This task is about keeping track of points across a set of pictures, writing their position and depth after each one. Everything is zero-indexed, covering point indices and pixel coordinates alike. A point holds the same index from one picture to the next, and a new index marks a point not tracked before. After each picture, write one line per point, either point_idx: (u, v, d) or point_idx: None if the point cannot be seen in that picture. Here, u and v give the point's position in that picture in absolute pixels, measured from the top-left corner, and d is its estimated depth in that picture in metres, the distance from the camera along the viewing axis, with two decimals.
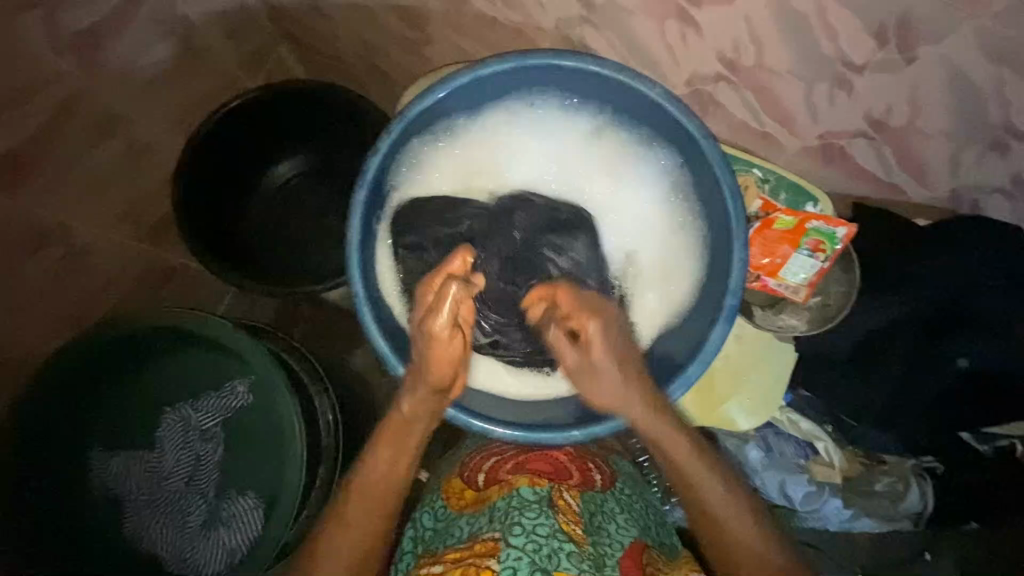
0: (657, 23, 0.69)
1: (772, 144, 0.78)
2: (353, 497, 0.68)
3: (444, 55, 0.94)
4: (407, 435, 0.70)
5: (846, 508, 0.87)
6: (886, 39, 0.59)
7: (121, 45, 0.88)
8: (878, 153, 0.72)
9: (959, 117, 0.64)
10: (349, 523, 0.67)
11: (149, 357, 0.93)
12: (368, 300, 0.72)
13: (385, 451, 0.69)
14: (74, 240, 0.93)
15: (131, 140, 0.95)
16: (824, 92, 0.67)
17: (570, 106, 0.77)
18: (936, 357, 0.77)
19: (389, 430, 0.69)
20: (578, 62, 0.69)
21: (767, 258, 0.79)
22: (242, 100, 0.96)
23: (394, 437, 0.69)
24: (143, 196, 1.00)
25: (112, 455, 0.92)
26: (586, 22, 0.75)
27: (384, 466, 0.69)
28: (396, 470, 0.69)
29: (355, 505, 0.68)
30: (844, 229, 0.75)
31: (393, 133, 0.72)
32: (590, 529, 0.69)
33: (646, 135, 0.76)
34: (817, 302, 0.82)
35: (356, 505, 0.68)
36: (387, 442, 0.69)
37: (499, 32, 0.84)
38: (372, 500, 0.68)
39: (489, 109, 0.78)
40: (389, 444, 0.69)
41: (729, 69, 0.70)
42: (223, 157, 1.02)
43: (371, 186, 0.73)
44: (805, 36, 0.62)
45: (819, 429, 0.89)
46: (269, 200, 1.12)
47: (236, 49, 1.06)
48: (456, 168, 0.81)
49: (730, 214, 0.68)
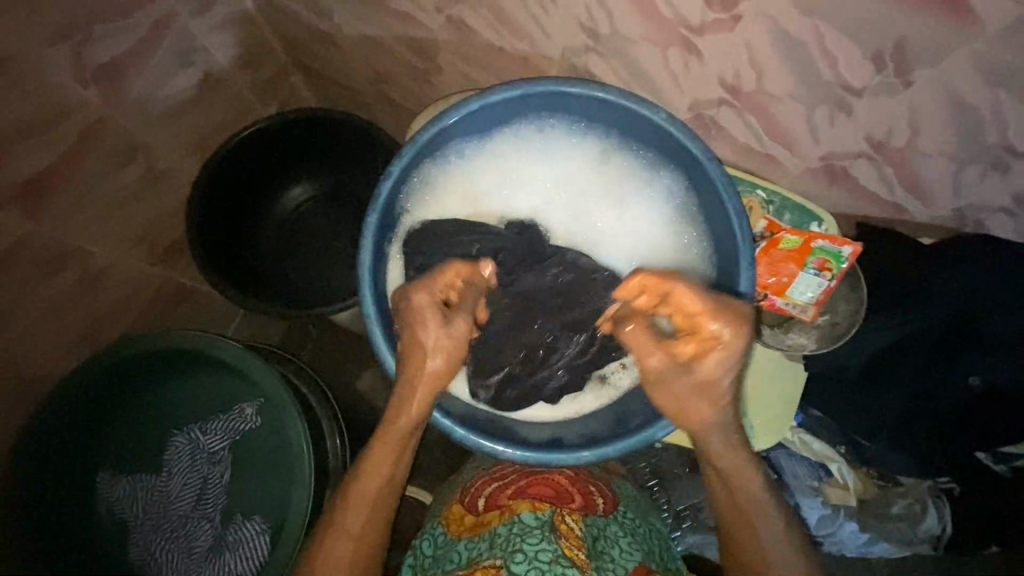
0: (659, 51, 0.71)
1: (775, 165, 0.79)
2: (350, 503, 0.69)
3: (452, 82, 0.97)
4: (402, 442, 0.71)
5: (863, 532, 0.87)
6: (884, 64, 0.60)
7: (143, 77, 0.91)
8: (880, 173, 0.73)
9: (959, 138, 0.65)
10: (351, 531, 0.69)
11: (159, 380, 0.94)
12: (379, 320, 0.73)
13: (383, 455, 0.70)
14: (89, 264, 0.94)
15: (149, 166, 0.98)
16: (825, 115, 0.69)
17: (576, 131, 0.79)
18: (947, 377, 0.77)
19: (389, 433, 0.71)
20: (583, 88, 0.71)
21: (773, 277, 0.80)
22: (257, 128, 0.99)
23: (394, 441, 0.71)
24: (157, 221, 1.02)
25: (121, 477, 0.92)
26: (590, 50, 0.77)
27: (381, 473, 0.70)
28: (393, 475, 0.71)
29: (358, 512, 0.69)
30: (850, 248, 0.75)
31: (404, 158, 0.74)
32: (593, 554, 0.67)
33: (651, 158, 0.77)
34: (826, 320, 0.81)
35: (355, 513, 0.69)
36: (387, 443, 0.71)
37: (506, 60, 0.86)
38: (369, 505, 0.69)
39: (497, 134, 0.80)
40: (388, 450, 0.70)
41: (731, 93, 0.72)
42: (237, 183, 1.04)
43: (382, 209, 0.74)
44: (805, 62, 0.63)
45: (832, 450, 0.88)
46: (281, 224, 1.14)
47: (251, 78, 1.09)
48: (466, 191, 0.83)
49: (737, 234, 0.69)
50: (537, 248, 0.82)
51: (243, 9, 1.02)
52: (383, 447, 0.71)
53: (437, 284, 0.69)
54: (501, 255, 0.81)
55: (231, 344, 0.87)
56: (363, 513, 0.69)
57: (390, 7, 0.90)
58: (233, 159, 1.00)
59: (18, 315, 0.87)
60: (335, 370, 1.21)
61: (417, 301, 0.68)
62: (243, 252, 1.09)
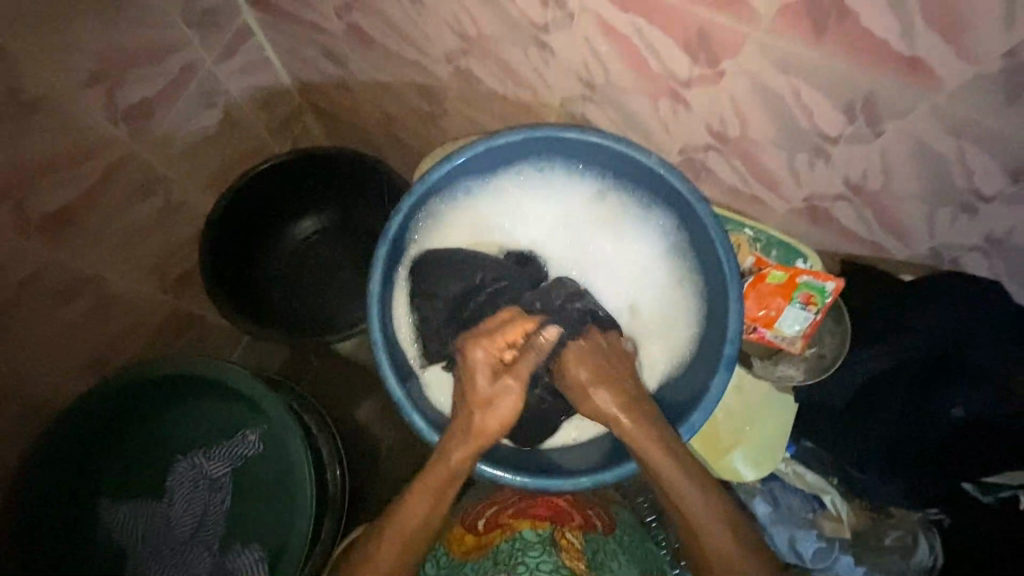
0: (651, 101, 0.77)
1: (761, 206, 0.85)
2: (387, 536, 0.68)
3: (457, 125, 1.03)
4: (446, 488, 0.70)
5: (858, 566, 0.86)
6: (856, 116, 0.66)
7: (167, 116, 0.97)
8: (859, 214, 0.78)
9: (928, 183, 0.70)
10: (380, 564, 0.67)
11: (165, 406, 0.95)
12: (385, 347, 0.76)
13: (424, 497, 0.69)
14: (106, 290, 0.97)
15: (168, 199, 1.02)
16: (805, 160, 0.74)
17: (575, 172, 0.85)
18: (930, 407, 0.79)
19: (432, 475, 0.69)
20: (581, 134, 0.76)
21: (763, 310, 0.85)
22: (272, 164, 1.05)
23: (435, 484, 0.69)
24: (172, 251, 1.06)
25: (119, 504, 0.92)
26: (587, 99, 0.83)
27: (420, 515, 0.68)
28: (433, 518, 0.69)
29: (389, 547, 0.68)
30: (833, 283, 0.78)
31: (413, 195, 0.79)
32: (592, 565, 0.71)
33: (645, 198, 0.82)
34: (813, 352, 0.87)
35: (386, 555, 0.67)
36: (427, 488, 0.69)
37: (509, 106, 0.92)
38: (403, 543, 0.68)
39: (501, 174, 0.85)
40: (428, 489, 0.69)
41: (717, 140, 0.77)
42: (250, 215, 1.09)
43: (391, 243, 0.79)
44: (784, 113, 0.69)
45: (825, 481, 0.91)
46: (290, 255, 1.18)
47: (267, 118, 1.16)
48: (470, 226, 0.88)
49: (725, 269, 0.73)
50: (535, 286, 0.86)
51: (262, 56, 1.09)
52: (426, 489, 0.69)
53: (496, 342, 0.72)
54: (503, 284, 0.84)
55: (241, 370, 0.90)
56: (397, 549, 0.67)
57: (401, 56, 0.97)
58: (248, 193, 1.06)
59: (35, 339, 0.90)
60: (337, 398, 1.22)
61: (473, 358, 0.71)
62: (253, 282, 1.13)
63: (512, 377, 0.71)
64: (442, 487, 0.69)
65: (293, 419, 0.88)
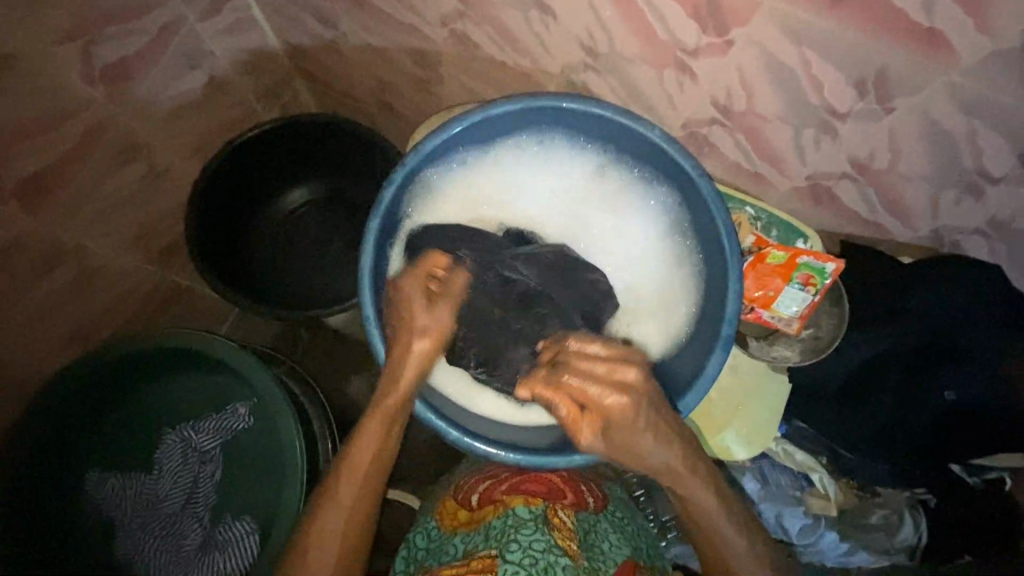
0: (656, 71, 0.74)
1: (763, 183, 0.83)
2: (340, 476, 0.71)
3: (453, 93, 0.99)
4: (392, 420, 0.72)
5: (843, 541, 0.89)
6: (866, 91, 0.64)
7: (149, 77, 0.93)
8: (862, 193, 0.77)
9: (936, 162, 0.68)
10: (342, 503, 0.70)
11: (152, 379, 0.94)
12: (378, 321, 0.75)
13: (370, 432, 0.72)
14: (89, 259, 0.94)
15: (151, 165, 0.99)
16: (811, 136, 0.72)
17: (575, 145, 0.82)
18: (924, 391, 0.79)
19: (375, 410, 0.72)
20: (581, 104, 0.74)
21: (760, 291, 0.83)
22: (260, 131, 1.01)
23: (379, 419, 0.71)
24: (156, 219, 1.03)
25: (108, 475, 0.92)
26: (589, 68, 0.80)
27: (371, 450, 0.71)
28: (383, 452, 0.72)
29: (347, 487, 0.71)
30: (833, 264, 0.77)
31: (407, 165, 0.76)
32: (584, 545, 0.70)
33: (646, 173, 0.80)
34: (810, 334, 0.84)
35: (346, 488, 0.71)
36: (372, 427, 0.72)
37: (508, 74, 0.89)
38: (359, 482, 0.71)
39: (499, 145, 0.82)
40: (376, 421, 0.72)
41: (723, 113, 0.75)
42: (238, 184, 1.06)
43: (384, 214, 0.76)
44: (793, 87, 0.67)
45: (814, 460, 0.91)
46: (280, 226, 1.15)
47: (255, 83, 1.11)
48: (466, 199, 0.85)
49: (725, 248, 0.72)
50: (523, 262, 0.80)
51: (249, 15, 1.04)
52: (375, 418, 0.72)
53: (421, 270, 0.74)
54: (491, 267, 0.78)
55: (230, 344, 0.88)
56: (353, 487, 0.71)
57: (395, 19, 0.92)
58: (234, 161, 1.02)
59: (17, 307, 0.87)
60: (328, 371, 1.21)
61: (404, 290, 0.72)
62: (240, 254, 1.10)
63: (443, 300, 0.73)
64: (388, 423, 0.72)
65: (284, 393, 0.87)
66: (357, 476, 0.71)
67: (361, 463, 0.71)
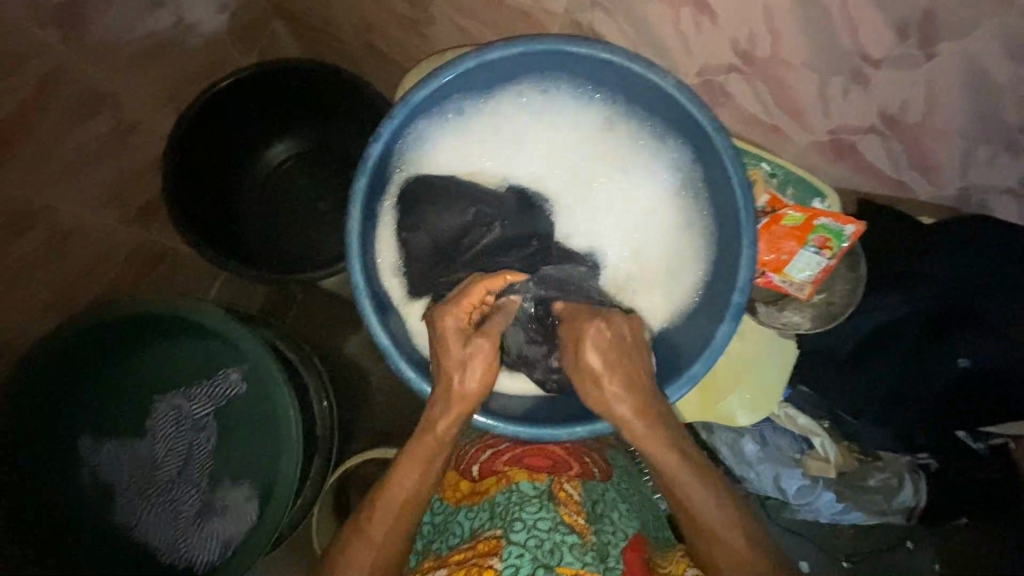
0: (670, 10, 0.67)
1: (782, 138, 0.77)
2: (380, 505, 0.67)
3: (445, 36, 0.91)
4: (434, 455, 0.68)
5: (839, 502, 0.89)
6: (908, 34, 0.58)
7: (111, 19, 0.85)
8: (889, 150, 0.71)
9: (973, 115, 0.63)
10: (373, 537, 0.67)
11: (138, 346, 0.91)
12: (368, 288, 0.71)
13: (409, 470, 0.67)
14: (61, 220, 0.89)
15: (118, 118, 0.92)
16: (838, 86, 0.66)
17: (582, 95, 0.75)
18: (940, 354, 0.76)
19: (419, 447, 0.68)
20: (589, 49, 0.67)
21: (773, 254, 0.78)
22: (236, 78, 0.93)
23: (420, 458, 0.68)
24: (130, 177, 0.97)
25: (103, 441, 0.90)
26: (597, 6, 0.72)
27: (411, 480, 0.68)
28: (423, 486, 0.68)
29: (384, 513, 0.67)
30: (852, 226, 0.73)
31: (396, 118, 0.70)
32: (592, 518, 0.69)
33: (657, 127, 0.74)
34: (822, 299, 0.80)
35: (385, 513, 0.67)
36: (414, 458, 0.68)
37: (505, 14, 0.81)
38: (400, 507, 0.67)
39: (497, 94, 0.75)
40: (418, 458, 0.68)
41: (742, 60, 0.68)
42: (217, 137, 0.99)
43: (372, 173, 0.70)
44: (824, 29, 0.60)
45: (815, 425, 0.89)
46: (265, 183, 1.09)
47: (228, 23, 1.01)
48: (462, 154, 0.79)
49: (741, 209, 0.67)
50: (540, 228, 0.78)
51: None
52: (420, 448, 0.68)
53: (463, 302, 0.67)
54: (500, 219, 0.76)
55: (213, 308, 0.84)
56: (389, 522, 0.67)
57: None
58: (210, 112, 0.95)
59: None
60: (321, 336, 1.16)
61: (443, 325, 0.66)
62: (223, 212, 1.04)
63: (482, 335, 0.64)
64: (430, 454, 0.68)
65: (275, 359, 0.83)
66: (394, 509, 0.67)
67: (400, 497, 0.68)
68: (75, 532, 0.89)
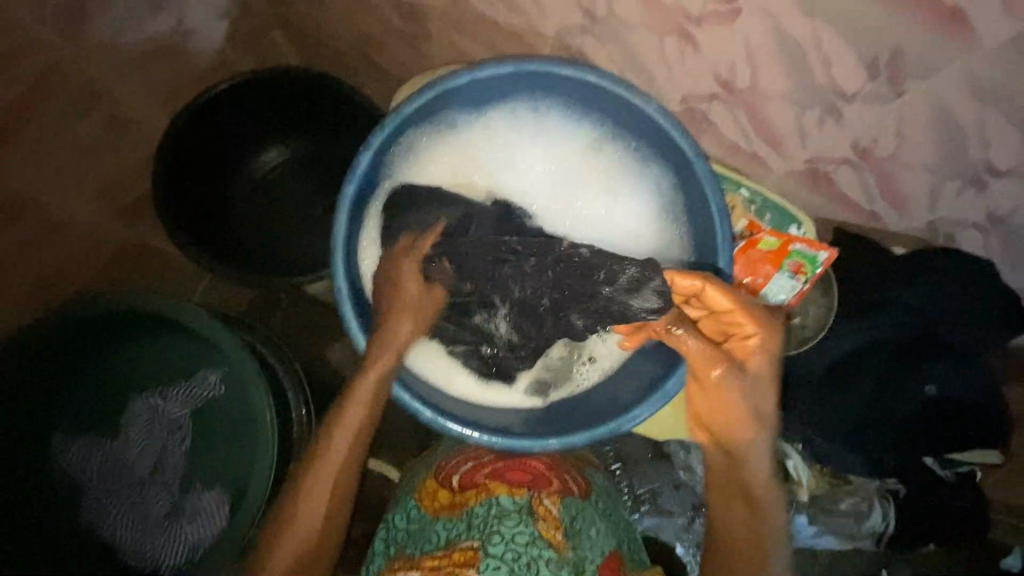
0: (655, 38, 0.70)
1: (761, 165, 0.79)
2: (318, 468, 0.67)
3: (440, 52, 0.93)
4: (372, 408, 0.69)
5: (811, 524, 0.91)
6: (877, 72, 0.60)
7: (110, 21, 0.86)
8: (862, 180, 0.73)
9: (940, 152, 0.65)
10: (321, 500, 0.66)
11: (116, 343, 0.90)
12: (351, 294, 0.71)
13: (347, 426, 0.68)
14: (48, 214, 0.90)
15: (113, 117, 0.93)
16: (814, 118, 0.68)
17: (570, 116, 0.78)
18: (909, 380, 0.78)
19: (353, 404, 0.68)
20: (576, 71, 0.69)
21: (749, 277, 0.79)
22: (232, 83, 0.94)
23: (359, 412, 0.68)
24: (121, 173, 0.97)
25: (73, 441, 0.90)
26: (586, 31, 0.75)
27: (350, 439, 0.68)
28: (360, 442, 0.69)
29: (323, 477, 0.67)
30: (825, 253, 0.75)
31: (387, 129, 0.71)
32: (570, 534, 0.70)
33: (641, 149, 0.77)
34: (797, 322, 0.84)
35: (325, 477, 0.67)
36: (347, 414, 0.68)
37: (499, 34, 0.83)
38: (337, 471, 0.67)
39: (488, 110, 0.78)
40: (353, 414, 0.68)
41: (724, 89, 0.71)
42: (211, 139, 1.00)
43: (361, 181, 0.72)
44: (799, 63, 0.63)
45: (789, 446, 0.89)
46: (256, 187, 1.10)
47: (228, 29, 1.03)
48: (451, 166, 0.81)
49: (718, 232, 0.69)
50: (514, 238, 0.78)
51: None
52: (347, 419, 0.68)
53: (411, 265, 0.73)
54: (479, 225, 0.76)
55: (196, 309, 0.84)
56: (332, 480, 0.67)
57: None
58: (205, 114, 0.96)
59: None
60: (305, 340, 1.16)
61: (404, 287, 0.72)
62: (211, 214, 1.04)
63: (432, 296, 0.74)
64: (366, 411, 0.69)
65: (254, 362, 0.83)
66: (322, 497, 0.66)
67: (341, 454, 0.68)
68: (57, 539, 0.88)
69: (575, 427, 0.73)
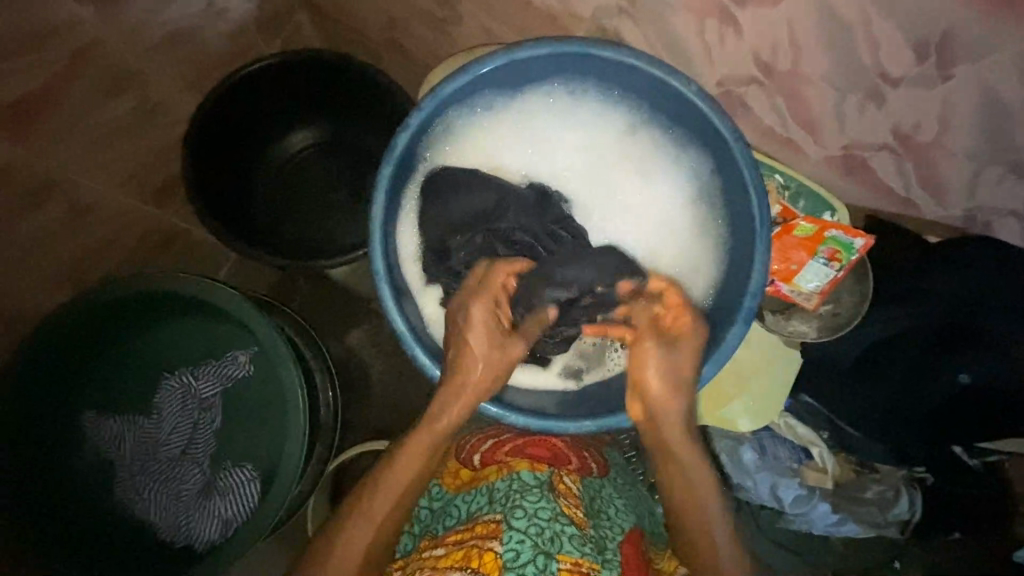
0: (695, 20, 0.69)
1: (795, 151, 0.79)
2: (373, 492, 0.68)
3: (469, 35, 0.93)
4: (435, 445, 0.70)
5: (834, 512, 0.89)
6: (925, 53, 0.59)
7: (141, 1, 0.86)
8: (899, 167, 0.73)
9: (984, 137, 0.64)
10: (373, 518, 0.67)
11: (147, 322, 0.91)
12: (388, 274, 0.72)
13: (410, 458, 0.69)
14: (82, 195, 0.90)
15: (145, 97, 0.93)
16: (855, 102, 0.67)
17: (608, 99, 0.77)
18: (941, 372, 0.78)
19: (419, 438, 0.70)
20: (616, 53, 0.68)
21: (783, 263, 0.81)
22: (261, 65, 0.94)
23: (424, 449, 0.70)
24: (151, 155, 0.97)
25: (105, 417, 0.91)
26: (624, 13, 0.75)
27: (412, 469, 0.69)
28: (420, 472, 0.69)
29: (381, 502, 0.68)
30: (861, 240, 0.75)
31: (425, 109, 0.71)
32: (590, 511, 0.70)
33: (680, 134, 0.76)
34: (828, 310, 0.82)
35: (382, 500, 0.68)
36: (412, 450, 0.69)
37: (532, 15, 0.82)
38: (393, 496, 0.68)
39: (524, 93, 0.77)
40: (419, 445, 0.70)
41: (763, 72, 0.70)
42: (241, 120, 1.00)
43: (398, 162, 0.72)
44: (844, 45, 0.62)
45: (814, 434, 0.91)
46: (283, 170, 1.10)
47: (257, 12, 1.03)
48: (486, 149, 0.80)
49: (756, 216, 0.68)
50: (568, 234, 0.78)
51: None
52: (409, 452, 0.69)
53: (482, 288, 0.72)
54: (506, 204, 0.77)
55: (230, 291, 0.84)
56: (389, 504, 0.68)
57: None
58: (236, 95, 0.96)
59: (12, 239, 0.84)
60: (324, 325, 1.17)
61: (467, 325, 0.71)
62: (241, 197, 1.05)
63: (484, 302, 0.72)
64: (433, 447, 0.70)
65: (286, 343, 0.84)
66: (375, 527, 0.67)
67: (399, 485, 0.68)
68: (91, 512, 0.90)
69: (607, 411, 0.73)
